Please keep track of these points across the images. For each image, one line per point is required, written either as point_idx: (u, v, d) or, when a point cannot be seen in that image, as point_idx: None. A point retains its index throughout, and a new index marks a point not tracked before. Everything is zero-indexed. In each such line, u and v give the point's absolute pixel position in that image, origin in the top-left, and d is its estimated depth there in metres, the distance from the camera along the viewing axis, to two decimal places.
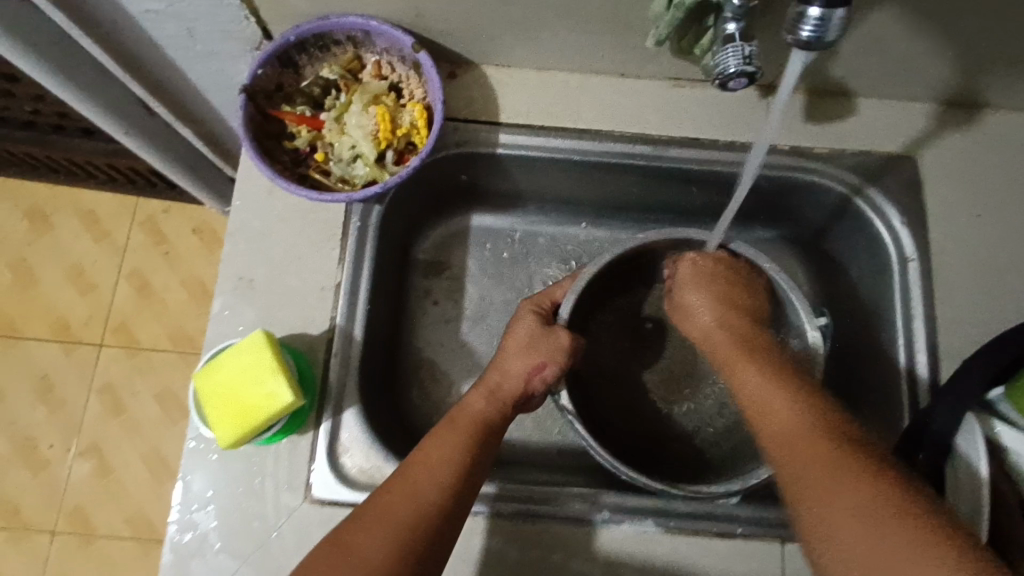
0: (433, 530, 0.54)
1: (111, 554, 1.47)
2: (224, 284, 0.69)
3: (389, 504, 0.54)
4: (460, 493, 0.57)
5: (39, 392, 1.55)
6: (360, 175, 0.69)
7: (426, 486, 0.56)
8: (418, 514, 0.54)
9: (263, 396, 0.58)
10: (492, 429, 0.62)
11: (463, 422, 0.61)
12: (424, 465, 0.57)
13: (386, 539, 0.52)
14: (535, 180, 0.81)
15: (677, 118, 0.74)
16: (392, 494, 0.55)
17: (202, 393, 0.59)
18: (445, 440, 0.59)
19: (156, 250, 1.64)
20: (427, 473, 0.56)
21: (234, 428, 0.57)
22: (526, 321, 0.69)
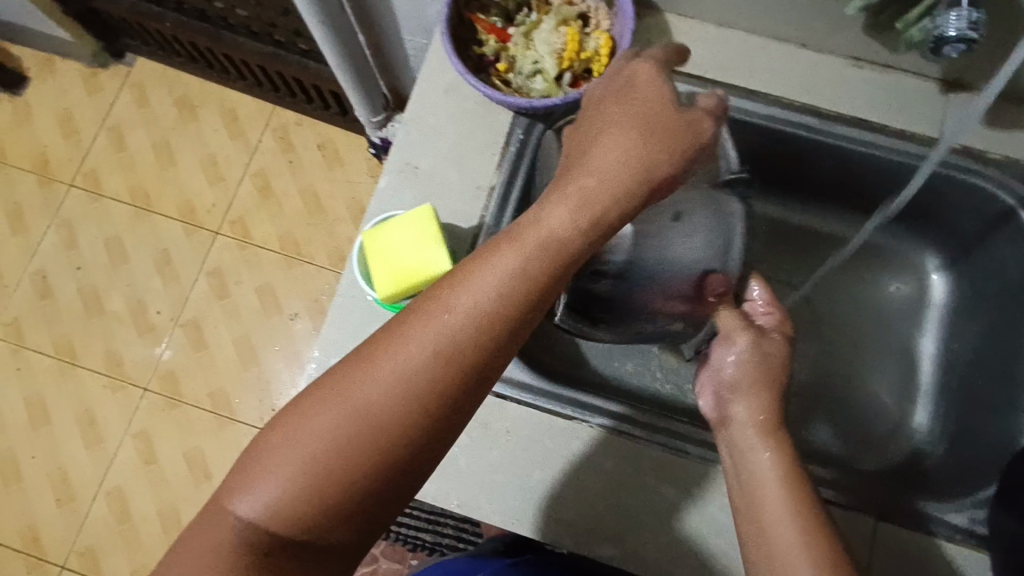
0: (465, 385, 0.48)
1: (192, 420, 1.57)
2: (393, 166, 0.75)
3: (414, 351, 0.47)
4: (505, 338, 0.49)
5: (157, 262, 1.66)
6: (536, 90, 0.73)
7: (463, 334, 0.48)
8: (432, 373, 0.47)
9: (421, 262, 0.64)
10: (554, 271, 0.49)
11: (527, 248, 0.49)
12: (453, 309, 0.48)
13: (393, 391, 0.47)
14: None
15: (850, 96, 0.75)
16: (419, 339, 0.48)
17: (368, 249, 0.66)
18: (490, 278, 0.48)
19: (283, 157, 1.73)
20: (459, 320, 0.48)
21: (393, 282, 0.64)
22: (624, 128, 0.51)
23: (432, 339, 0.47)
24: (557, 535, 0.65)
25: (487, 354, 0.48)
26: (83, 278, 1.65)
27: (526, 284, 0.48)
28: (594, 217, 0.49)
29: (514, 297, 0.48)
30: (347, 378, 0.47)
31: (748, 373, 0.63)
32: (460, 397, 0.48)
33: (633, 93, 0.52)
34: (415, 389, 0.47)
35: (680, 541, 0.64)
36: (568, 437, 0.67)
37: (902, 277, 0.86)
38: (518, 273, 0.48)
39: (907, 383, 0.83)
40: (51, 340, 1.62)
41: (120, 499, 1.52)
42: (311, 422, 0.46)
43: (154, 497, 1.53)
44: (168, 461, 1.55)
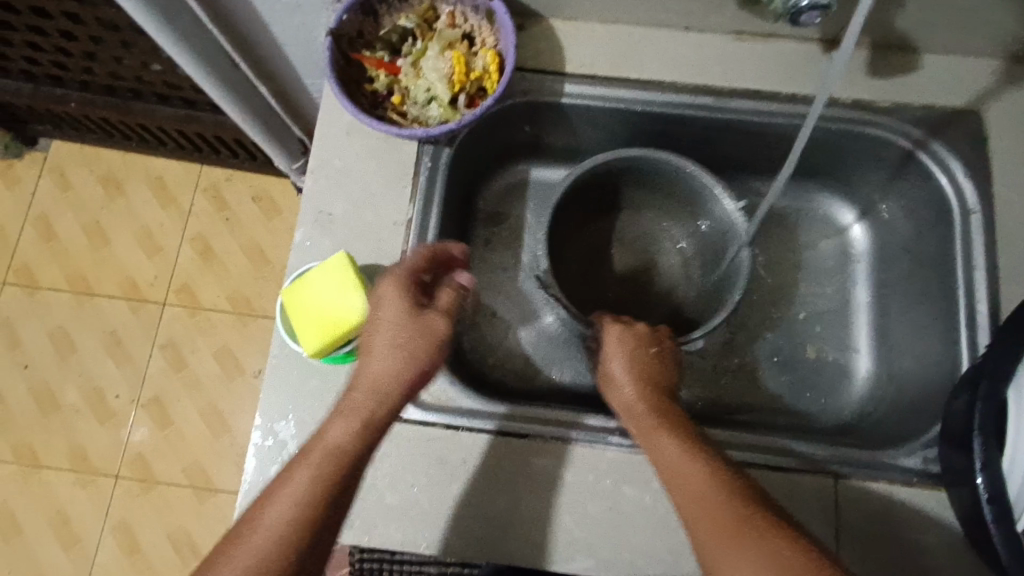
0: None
1: (170, 499, 1.52)
2: (306, 217, 0.74)
3: (228, 574, 0.51)
4: (316, 539, 0.54)
5: (107, 345, 1.61)
6: (434, 117, 0.73)
7: (267, 543, 0.52)
8: None
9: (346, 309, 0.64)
10: (352, 465, 0.56)
11: (320, 455, 0.56)
12: (266, 524, 0.53)
13: None
14: (594, 132, 0.83)
15: (740, 70, 0.76)
16: (234, 563, 0.52)
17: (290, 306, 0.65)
18: (289, 488, 0.54)
19: (218, 216, 1.69)
20: (268, 532, 0.53)
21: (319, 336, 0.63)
22: (380, 341, 0.61)
23: (249, 556, 0.52)
24: (529, 557, 0.64)
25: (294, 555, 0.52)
26: (32, 376, 1.59)
27: (319, 484, 0.54)
28: (369, 418, 0.58)
29: (312, 502, 0.54)
30: None
31: (620, 364, 0.68)
32: None
33: (395, 300, 0.62)
34: None
35: (652, 537, 0.64)
36: (526, 455, 0.67)
37: (828, 233, 0.88)
38: (311, 481, 0.54)
39: (845, 342, 0.83)
40: (10, 445, 1.55)
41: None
42: None
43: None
44: (153, 546, 1.50)
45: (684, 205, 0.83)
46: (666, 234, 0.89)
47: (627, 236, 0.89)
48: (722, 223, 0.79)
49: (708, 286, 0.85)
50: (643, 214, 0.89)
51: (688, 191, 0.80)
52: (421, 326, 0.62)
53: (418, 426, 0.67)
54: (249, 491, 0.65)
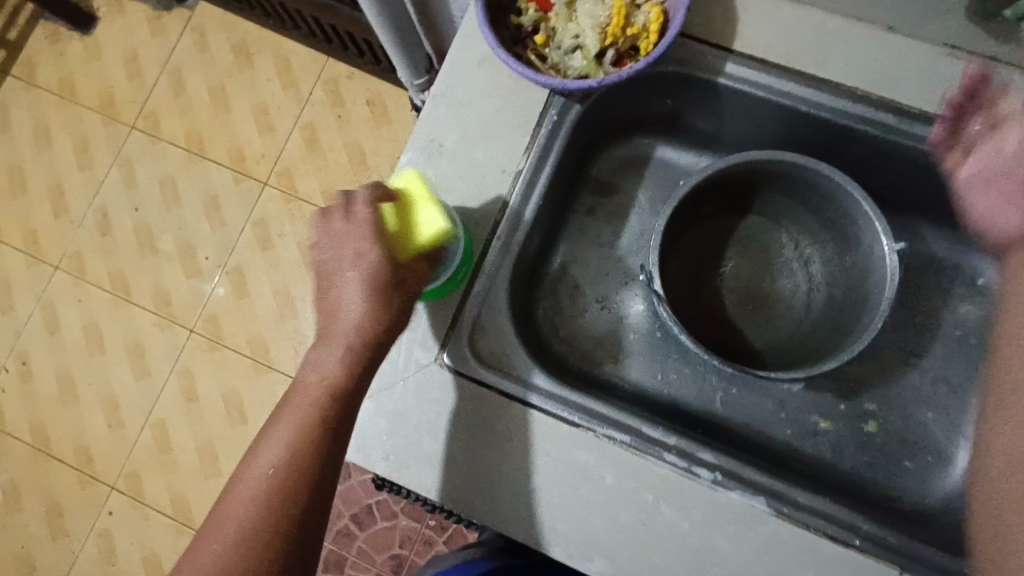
0: (302, 485, 0.56)
1: (230, 363, 1.59)
2: (417, 142, 0.71)
3: (250, 486, 0.57)
4: (318, 457, 0.57)
5: (207, 207, 1.67)
6: (574, 68, 0.66)
7: (280, 458, 0.57)
8: (272, 495, 0.56)
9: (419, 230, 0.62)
10: (338, 391, 0.58)
11: (308, 391, 0.59)
12: (275, 442, 0.58)
13: (242, 519, 0.55)
14: (742, 122, 0.75)
15: (936, 93, 0.65)
16: (253, 475, 0.57)
17: None
18: (288, 419, 0.59)
19: (332, 111, 1.68)
20: (265, 463, 0.57)
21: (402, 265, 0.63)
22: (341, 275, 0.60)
23: (266, 470, 0.57)
24: (551, 545, 0.62)
25: (291, 479, 0.56)
26: (137, 217, 1.68)
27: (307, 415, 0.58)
28: (355, 346, 0.59)
29: (305, 430, 0.57)
30: (215, 515, 0.57)
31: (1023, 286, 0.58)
32: (302, 501, 0.56)
33: (334, 245, 0.61)
34: (261, 511, 0.55)
35: (678, 567, 0.60)
36: (572, 445, 0.63)
37: (974, 299, 0.76)
38: (305, 409, 0.58)
39: (955, 428, 0.73)
40: (107, 275, 1.66)
41: (163, 432, 1.57)
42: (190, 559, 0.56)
43: (193, 434, 1.57)
44: (206, 401, 1.57)
45: (832, 224, 0.75)
46: (799, 252, 0.80)
47: (754, 241, 0.81)
48: (873, 258, 0.70)
49: (821, 315, 0.77)
50: (781, 224, 0.80)
51: (843, 212, 0.72)
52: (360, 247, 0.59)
53: (473, 382, 0.66)
54: None
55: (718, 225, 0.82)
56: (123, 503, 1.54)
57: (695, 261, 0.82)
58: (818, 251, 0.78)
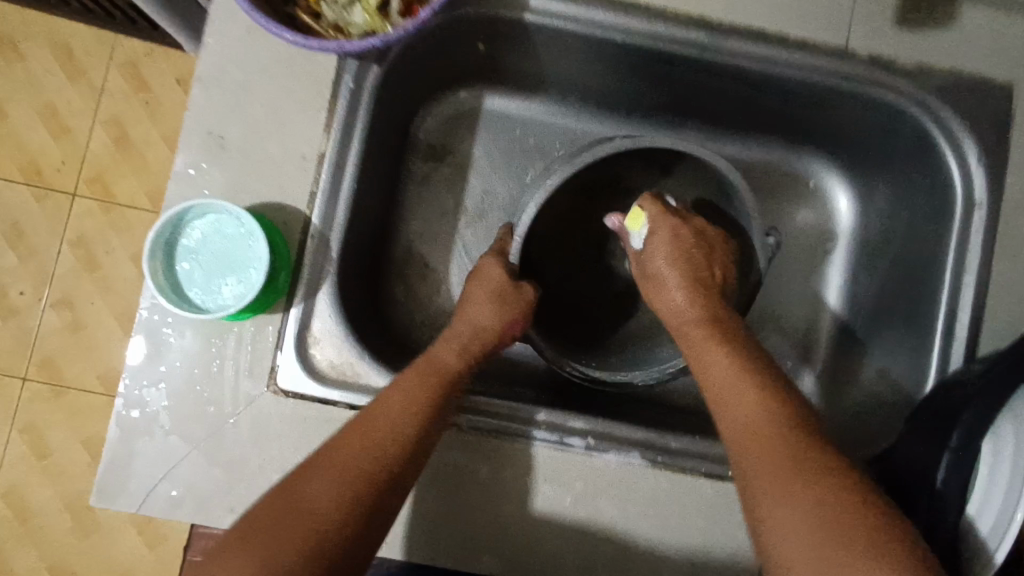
0: (395, 460, 0.50)
1: (85, 407, 1.27)
2: (191, 138, 0.59)
3: (341, 451, 0.49)
4: (419, 433, 0.52)
5: (6, 235, 1.29)
6: (356, 24, 0.57)
7: (381, 429, 0.51)
8: (374, 461, 0.49)
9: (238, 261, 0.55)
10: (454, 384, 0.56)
11: (419, 372, 0.55)
12: (371, 421, 0.52)
13: (334, 482, 0.48)
14: (561, 61, 0.69)
15: (743, 3, 0.62)
16: (347, 441, 0.50)
17: (180, 271, 0.55)
18: (395, 393, 0.54)
19: (137, 99, 1.32)
20: (366, 425, 0.51)
21: (216, 298, 0.55)
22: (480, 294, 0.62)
23: (366, 437, 0.50)
24: (432, 557, 0.57)
25: (378, 469, 0.49)
26: None
27: (357, 458, 0.49)
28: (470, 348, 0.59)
29: (413, 403, 0.53)
30: (295, 485, 0.48)
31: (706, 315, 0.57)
32: (396, 477, 0.50)
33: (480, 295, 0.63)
34: (360, 468, 0.49)
35: (565, 545, 0.58)
36: (439, 447, 0.58)
37: (810, 203, 0.77)
38: (416, 389, 0.54)
39: (808, 338, 0.75)
40: None
41: (20, 500, 1.25)
42: (243, 543, 0.45)
43: (56, 491, 1.25)
44: (64, 453, 1.26)
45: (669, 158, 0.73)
46: None
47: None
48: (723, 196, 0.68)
49: None
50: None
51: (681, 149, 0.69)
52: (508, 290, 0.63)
53: (317, 405, 0.58)
54: (110, 465, 0.56)
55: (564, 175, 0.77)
56: None
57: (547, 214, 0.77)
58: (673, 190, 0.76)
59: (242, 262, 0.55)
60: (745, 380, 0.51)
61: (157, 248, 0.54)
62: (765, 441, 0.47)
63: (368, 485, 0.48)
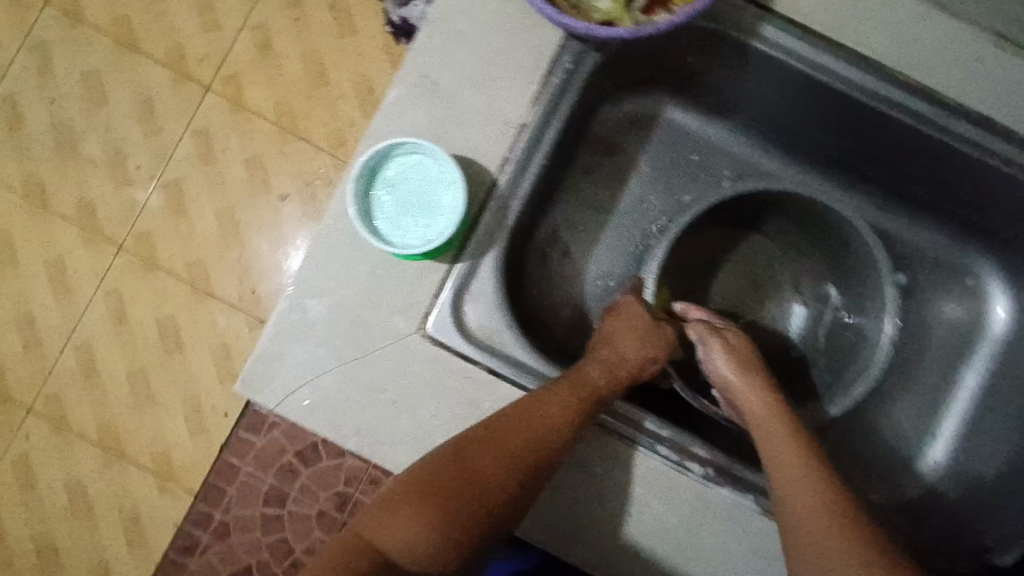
0: (541, 462, 0.55)
1: (167, 293, 1.28)
2: (406, 77, 0.61)
3: (501, 436, 0.55)
4: (564, 444, 0.56)
5: (139, 111, 1.31)
6: (599, 7, 0.57)
7: (533, 430, 0.55)
8: (524, 455, 0.55)
9: (429, 206, 0.57)
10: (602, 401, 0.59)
11: (575, 380, 0.59)
12: (527, 416, 0.56)
13: (495, 464, 0.54)
14: (763, 92, 0.69)
15: (977, 84, 0.61)
16: (507, 431, 0.55)
17: (373, 199, 0.57)
18: (552, 395, 0.57)
19: (287, 11, 1.32)
20: (524, 423, 0.56)
21: (400, 235, 0.57)
22: (627, 324, 0.65)
23: (524, 430, 0.55)
24: (534, 533, 0.60)
25: (527, 463, 0.55)
26: (54, 115, 1.31)
27: (519, 443, 0.55)
28: (619, 373, 0.62)
29: (566, 413, 0.56)
30: (460, 456, 0.54)
31: (761, 405, 0.61)
32: (539, 474, 0.55)
33: (625, 323, 0.65)
34: (514, 460, 0.55)
35: (658, 561, 0.59)
36: None
37: (962, 298, 0.76)
38: (567, 400, 0.57)
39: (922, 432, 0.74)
40: (20, 177, 1.30)
41: (90, 358, 1.27)
42: (406, 500, 0.53)
43: (125, 361, 1.27)
44: (139, 326, 1.27)
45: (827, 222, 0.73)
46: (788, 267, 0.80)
47: (751, 259, 0.80)
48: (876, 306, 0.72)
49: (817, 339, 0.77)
50: (779, 244, 0.79)
51: (843, 243, 0.73)
52: (653, 328, 0.65)
53: (459, 360, 0.61)
54: (259, 360, 0.60)
55: (722, 223, 0.78)
56: (44, 431, 1.26)
57: (693, 242, 0.79)
58: (823, 283, 0.78)
59: (432, 209, 0.57)
60: (794, 466, 0.56)
61: (361, 175, 0.57)
62: (802, 523, 0.54)
63: (527, 469, 0.55)
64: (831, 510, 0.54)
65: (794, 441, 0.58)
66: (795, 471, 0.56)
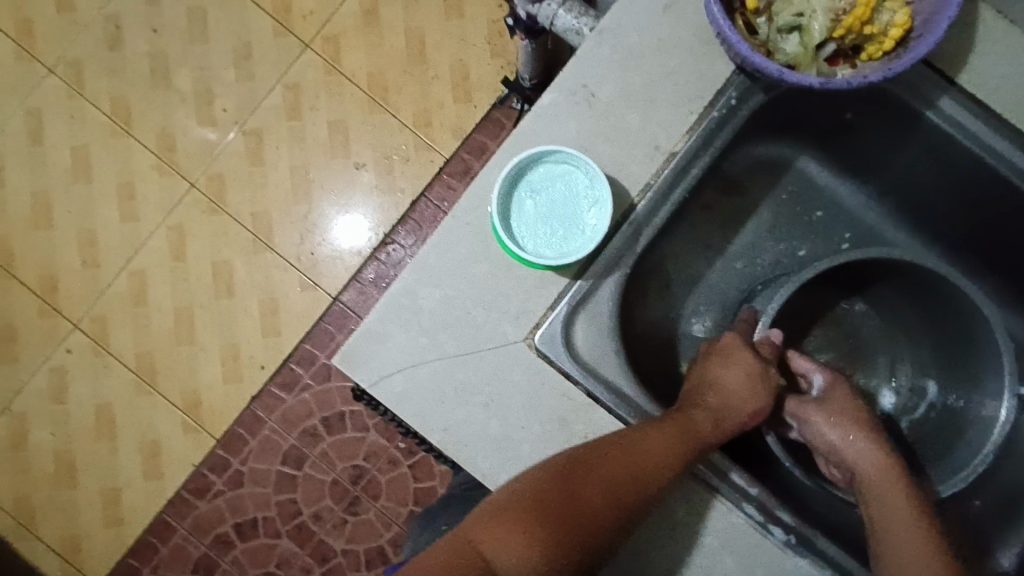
0: (644, 499, 0.54)
1: (228, 239, 1.24)
2: (564, 83, 0.59)
3: (608, 467, 0.54)
4: (667, 484, 0.55)
5: (236, 53, 1.26)
6: (785, 52, 0.55)
7: (640, 465, 0.54)
8: (628, 490, 0.53)
9: (571, 220, 0.56)
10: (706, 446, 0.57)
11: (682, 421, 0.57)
12: (635, 451, 0.54)
13: (600, 495, 0.53)
14: (916, 163, 0.66)
15: None
16: (614, 462, 0.54)
17: (516, 201, 0.56)
18: (661, 432, 0.55)
19: None
20: (632, 457, 0.54)
21: (536, 243, 0.56)
22: (733, 366, 0.62)
23: (631, 465, 0.54)
24: (600, 566, 0.57)
25: (630, 498, 0.53)
26: (155, 42, 1.26)
27: (623, 477, 0.53)
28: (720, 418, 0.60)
29: (674, 453, 0.55)
30: (566, 481, 0.53)
31: (867, 448, 0.62)
32: (639, 510, 0.54)
33: (730, 365, 0.62)
34: (618, 493, 0.53)
35: None
36: None
37: None
38: (675, 441, 0.55)
39: None
40: (109, 97, 1.26)
41: (141, 284, 1.24)
42: (512, 520, 0.52)
43: (172, 295, 1.24)
44: (196, 265, 1.24)
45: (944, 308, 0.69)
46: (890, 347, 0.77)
47: (852, 328, 0.78)
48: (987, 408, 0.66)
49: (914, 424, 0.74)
50: (886, 320, 0.77)
51: (966, 337, 0.68)
52: (758, 375, 0.62)
53: (560, 377, 0.59)
54: (362, 337, 0.59)
55: (835, 288, 0.75)
56: (86, 345, 1.23)
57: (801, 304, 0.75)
58: (926, 370, 0.75)
59: (573, 224, 0.56)
60: (900, 510, 0.58)
61: (507, 176, 0.55)
62: (902, 554, 0.56)
63: (633, 505, 0.54)
64: (931, 549, 0.57)
65: (896, 492, 0.60)
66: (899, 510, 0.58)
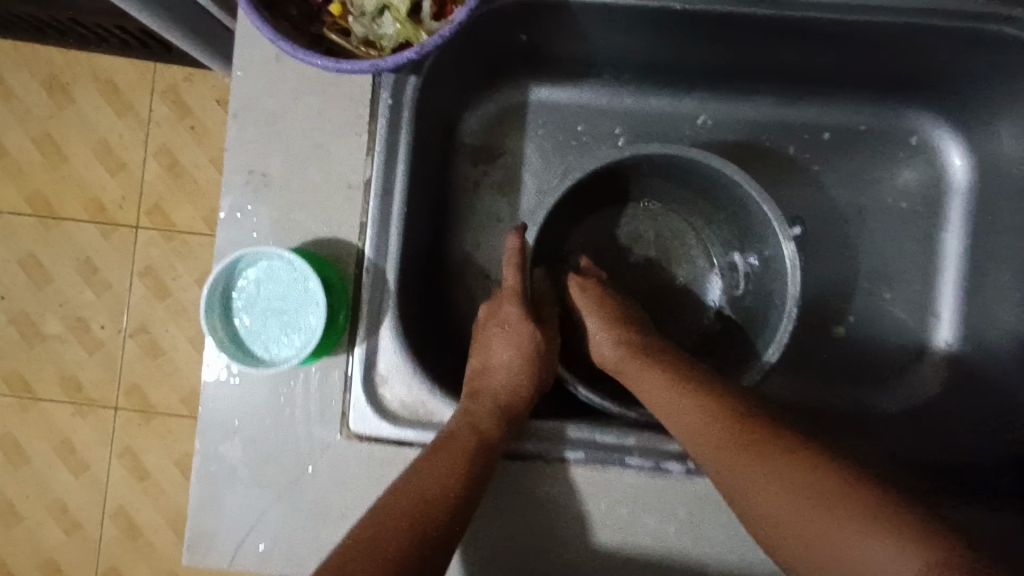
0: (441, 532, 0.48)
1: (176, 430, 1.12)
2: (234, 179, 0.56)
3: (391, 518, 0.48)
4: (464, 502, 0.50)
5: (83, 272, 1.12)
6: (389, 36, 0.51)
7: (422, 498, 0.49)
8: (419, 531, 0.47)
9: (298, 306, 0.52)
10: (492, 447, 0.52)
11: (456, 434, 0.52)
12: (416, 486, 0.50)
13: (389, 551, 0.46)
14: (611, 39, 0.62)
15: None
16: (398, 508, 0.49)
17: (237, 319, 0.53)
18: (440, 454, 0.51)
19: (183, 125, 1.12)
20: (416, 494, 0.49)
21: (279, 345, 0.52)
22: (508, 340, 0.58)
23: (415, 502, 0.49)
24: None
25: (423, 538, 0.47)
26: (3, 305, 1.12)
27: (409, 519, 0.48)
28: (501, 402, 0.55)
29: (453, 468, 0.50)
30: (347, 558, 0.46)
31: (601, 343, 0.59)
32: (435, 544, 0.48)
33: (498, 338, 0.58)
34: (407, 539, 0.47)
35: None
36: (526, 481, 0.54)
37: (914, 162, 0.68)
38: (453, 458, 0.51)
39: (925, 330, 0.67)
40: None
41: (129, 520, 1.12)
42: None
43: (160, 511, 1.12)
44: (164, 474, 1.12)
45: (695, 177, 0.61)
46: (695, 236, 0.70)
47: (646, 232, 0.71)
48: (774, 251, 0.59)
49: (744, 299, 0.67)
50: (672, 208, 0.69)
51: (732, 194, 0.60)
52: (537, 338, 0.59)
53: (392, 446, 0.56)
54: (198, 520, 0.56)
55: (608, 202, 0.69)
56: None
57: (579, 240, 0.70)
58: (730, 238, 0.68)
59: (300, 308, 0.52)
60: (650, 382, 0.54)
61: (214, 305, 0.52)
62: (717, 466, 0.47)
63: (424, 545, 0.47)
64: (729, 438, 0.47)
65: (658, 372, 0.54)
66: (739, 452, 0.46)
